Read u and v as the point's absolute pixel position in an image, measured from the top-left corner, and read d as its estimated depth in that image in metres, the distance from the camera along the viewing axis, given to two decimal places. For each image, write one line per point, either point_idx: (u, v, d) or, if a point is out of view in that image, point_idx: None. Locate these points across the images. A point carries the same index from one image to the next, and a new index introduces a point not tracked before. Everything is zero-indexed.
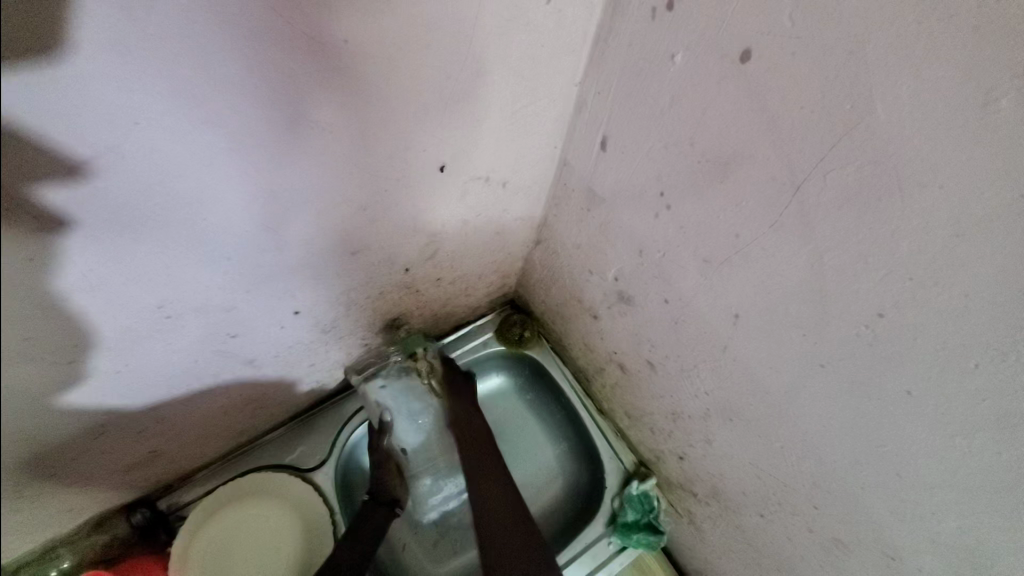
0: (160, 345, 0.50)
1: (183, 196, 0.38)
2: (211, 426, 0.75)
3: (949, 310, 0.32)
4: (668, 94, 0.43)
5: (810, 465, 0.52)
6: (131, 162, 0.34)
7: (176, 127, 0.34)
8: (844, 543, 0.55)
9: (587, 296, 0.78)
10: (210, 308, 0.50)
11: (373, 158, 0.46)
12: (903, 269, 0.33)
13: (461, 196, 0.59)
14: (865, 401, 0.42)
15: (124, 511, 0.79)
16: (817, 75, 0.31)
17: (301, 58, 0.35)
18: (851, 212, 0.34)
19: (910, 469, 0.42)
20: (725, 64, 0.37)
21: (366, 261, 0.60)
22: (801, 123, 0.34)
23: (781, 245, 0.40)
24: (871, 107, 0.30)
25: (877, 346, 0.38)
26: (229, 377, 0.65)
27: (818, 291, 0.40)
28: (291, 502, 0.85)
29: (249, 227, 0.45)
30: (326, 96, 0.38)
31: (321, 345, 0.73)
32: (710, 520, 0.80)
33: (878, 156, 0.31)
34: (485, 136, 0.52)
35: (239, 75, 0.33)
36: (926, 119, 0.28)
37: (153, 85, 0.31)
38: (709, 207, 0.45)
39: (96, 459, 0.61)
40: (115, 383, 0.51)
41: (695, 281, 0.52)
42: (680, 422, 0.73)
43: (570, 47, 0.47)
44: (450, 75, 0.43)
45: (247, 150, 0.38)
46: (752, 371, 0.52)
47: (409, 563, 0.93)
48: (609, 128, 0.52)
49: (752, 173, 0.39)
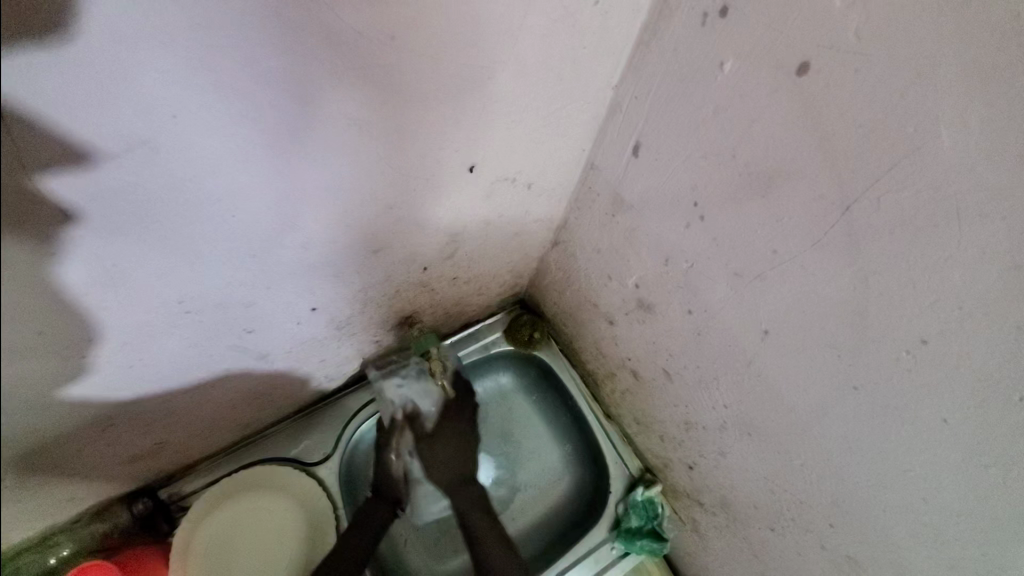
0: (177, 339, 0.49)
1: (214, 191, 0.37)
2: (218, 418, 0.74)
3: (999, 341, 0.31)
4: (712, 104, 0.42)
5: (829, 485, 0.52)
6: (164, 155, 0.33)
7: (213, 121, 0.33)
8: (858, 563, 0.54)
9: (604, 301, 0.77)
10: (230, 304, 0.49)
11: (405, 156, 0.45)
12: (954, 298, 0.32)
13: (486, 197, 0.58)
14: (898, 426, 0.41)
15: (125, 501, 0.77)
16: (880, 94, 0.30)
17: (342, 53, 0.33)
18: (902, 236, 0.33)
19: (938, 496, 0.41)
20: (780, 77, 0.35)
21: (386, 259, 0.59)
22: (858, 143, 0.33)
23: (822, 266, 0.40)
24: (938, 132, 0.29)
25: (915, 372, 0.37)
26: (241, 372, 0.63)
27: (857, 313, 0.39)
28: (293, 496, 0.84)
29: (277, 224, 0.43)
30: (363, 93, 0.37)
31: (332, 341, 0.72)
32: (716, 530, 0.80)
33: (940, 182, 0.30)
34: (517, 138, 0.51)
35: (280, 70, 0.32)
36: (998, 148, 0.27)
37: (193, 77, 0.30)
38: (746, 222, 0.44)
39: (101, 450, 0.60)
40: (127, 377, 0.50)
41: (723, 294, 0.52)
42: (692, 432, 0.73)
43: (610, 49, 0.45)
44: (489, 75, 0.41)
45: (282, 147, 0.37)
46: (777, 388, 0.52)
47: (410, 559, 0.93)
48: (644, 134, 0.50)
49: (798, 190, 0.38)
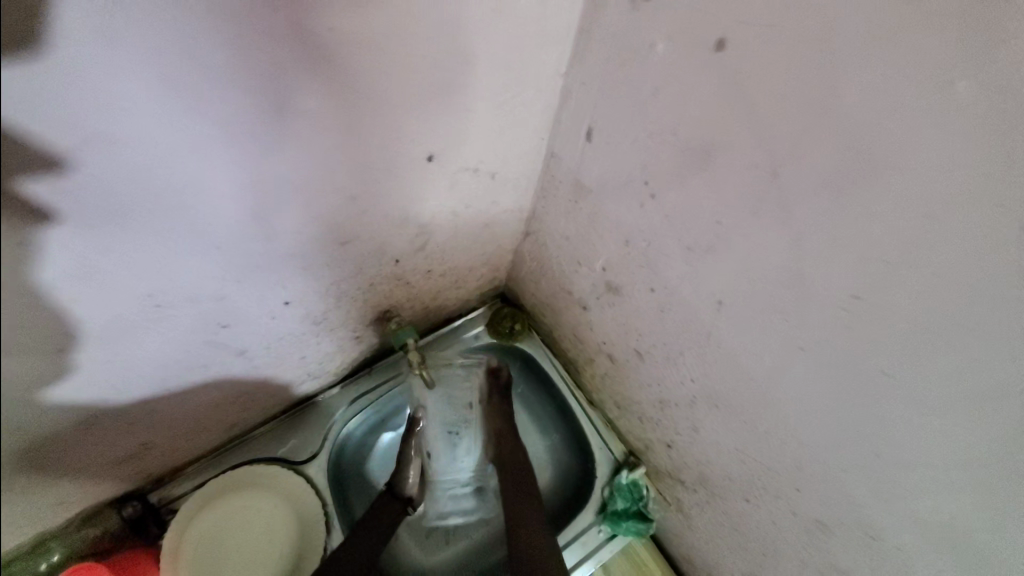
0: (151, 336, 0.51)
1: (174, 184, 0.39)
2: (203, 419, 0.75)
3: (920, 289, 0.33)
4: (650, 84, 0.44)
5: (792, 448, 0.54)
6: (120, 148, 0.34)
7: (167, 113, 0.34)
8: (825, 525, 0.56)
9: (576, 288, 0.79)
10: (201, 297, 0.51)
11: (362, 147, 0.47)
12: (876, 252, 0.34)
13: (450, 187, 0.60)
14: (842, 382, 0.43)
15: (115, 504, 0.78)
16: (789, 62, 0.33)
17: (289, 46, 0.35)
18: (825, 196, 0.35)
19: (886, 448, 0.43)
20: (704, 54, 0.38)
21: (356, 251, 0.60)
22: (775, 110, 0.35)
23: (761, 232, 0.42)
24: (840, 94, 0.31)
25: (851, 327, 0.39)
26: (220, 368, 0.65)
27: (796, 275, 0.41)
28: (281, 494, 0.85)
29: (240, 216, 0.45)
30: (315, 84, 0.39)
31: (311, 337, 0.74)
32: (698, 507, 0.82)
33: (850, 141, 0.32)
34: (473, 126, 0.53)
35: (228, 62, 0.34)
36: (889, 105, 0.29)
37: (143, 71, 0.32)
38: (691, 195, 0.46)
39: (86, 450, 0.61)
40: (106, 375, 0.51)
41: (680, 269, 0.54)
42: (667, 410, 0.75)
43: (554, 37, 0.48)
44: (436, 64, 0.44)
45: (239, 138, 0.39)
46: (735, 357, 0.54)
47: (402, 553, 0.94)
48: (595, 118, 0.53)
49: (731, 161, 0.40)
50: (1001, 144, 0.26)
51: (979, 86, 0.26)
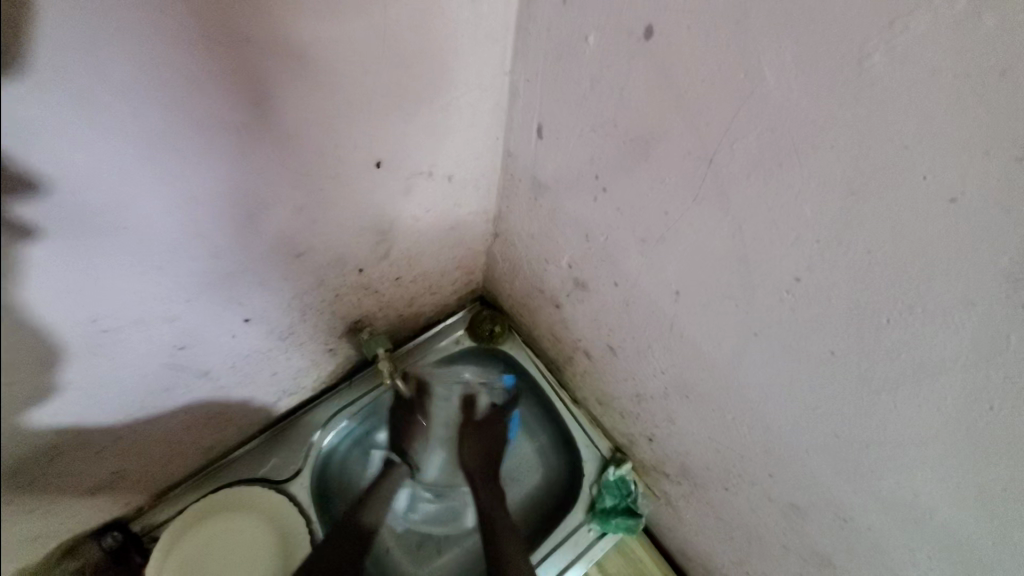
0: (101, 361, 0.50)
1: (105, 205, 0.38)
2: (175, 444, 0.74)
3: (856, 266, 0.33)
4: (588, 77, 0.44)
5: (760, 434, 0.54)
6: (45, 174, 0.33)
7: (83, 135, 0.33)
8: (800, 509, 0.55)
9: (547, 286, 0.78)
10: (149, 319, 0.50)
11: (304, 156, 0.46)
12: (811, 232, 0.34)
13: (406, 193, 0.59)
14: (798, 365, 0.43)
15: (94, 536, 0.76)
16: (711, 46, 0.32)
17: (207, 58, 0.35)
18: (758, 179, 0.35)
19: (846, 429, 0.43)
20: (632, 43, 0.38)
21: (314, 263, 0.60)
22: (703, 95, 0.35)
23: (705, 219, 0.41)
24: (761, 74, 0.31)
25: (798, 310, 0.39)
26: (185, 390, 0.64)
27: (742, 261, 0.41)
28: (262, 512, 0.85)
29: (178, 233, 0.44)
30: (244, 97, 0.38)
31: (280, 352, 0.73)
32: (683, 498, 0.81)
33: (774, 122, 0.32)
34: (420, 131, 0.52)
35: (140, 77, 0.33)
36: (811, 81, 0.29)
37: (54, 92, 0.31)
38: (638, 186, 0.46)
39: (56, 484, 0.60)
40: (61, 405, 0.50)
41: (637, 261, 0.53)
42: (644, 403, 0.74)
43: (493, 35, 0.47)
44: (370, 69, 0.43)
45: (164, 156, 0.38)
46: (698, 346, 0.54)
47: (393, 564, 0.94)
48: (542, 115, 0.52)
49: (670, 149, 0.40)
50: (916, 117, 0.26)
51: (891, 59, 0.25)
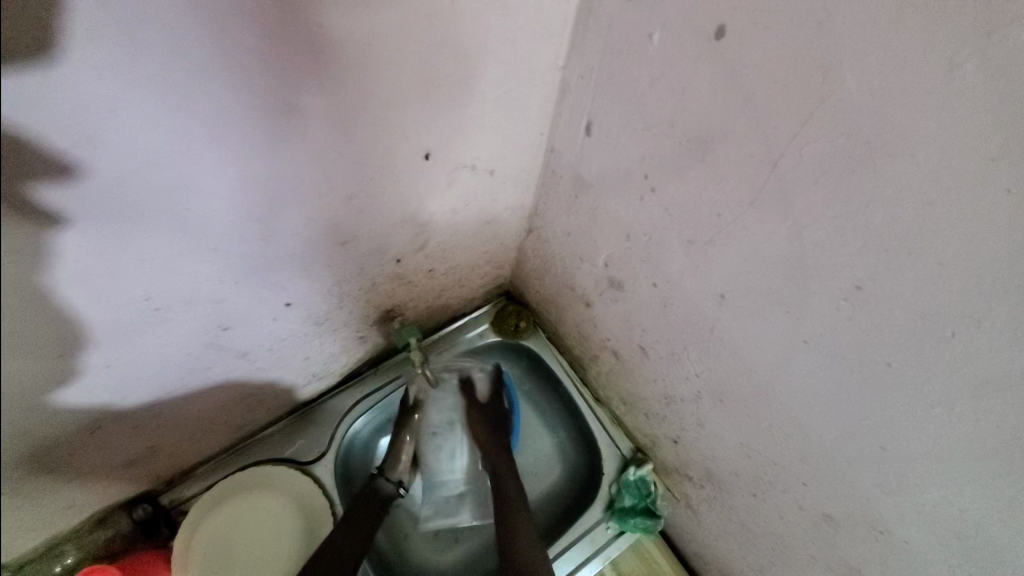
0: (151, 339, 0.51)
1: (167, 185, 0.39)
2: (209, 422, 0.76)
3: (924, 278, 0.33)
4: (647, 75, 0.43)
5: (798, 442, 0.53)
6: (111, 150, 0.34)
7: (152, 114, 0.34)
8: (833, 520, 0.55)
9: (579, 284, 0.78)
10: (199, 299, 0.51)
11: (356, 145, 0.46)
12: (879, 241, 0.34)
13: (449, 185, 0.60)
14: (848, 375, 0.42)
15: (125, 507, 0.78)
16: (789, 47, 0.32)
17: (278, 45, 0.35)
18: (826, 185, 0.35)
19: (893, 441, 0.42)
20: (701, 42, 0.37)
21: (355, 251, 0.60)
22: (773, 98, 0.34)
23: (762, 224, 0.41)
24: (841, 78, 0.30)
25: (855, 319, 0.39)
26: (223, 370, 0.65)
27: (798, 267, 0.40)
28: (290, 493, 0.86)
29: (235, 217, 0.45)
30: (309, 84, 0.39)
31: (315, 337, 0.74)
32: (705, 502, 0.81)
33: (850, 128, 0.31)
34: (470, 123, 0.52)
35: (214, 62, 0.34)
36: (893, 87, 0.28)
37: (130, 72, 0.31)
38: (690, 187, 0.46)
39: (96, 454, 0.62)
40: (110, 377, 0.52)
41: (681, 262, 0.53)
42: (672, 406, 0.74)
43: (551, 30, 0.47)
44: (429, 60, 0.43)
45: (228, 140, 0.39)
46: (739, 351, 0.53)
47: (410, 552, 0.95)
48: (593, 112, 0.52)
49: (730, 152, 0.40)
50: (1006, 128, 0.25)
51: (984, 69, 0.25)
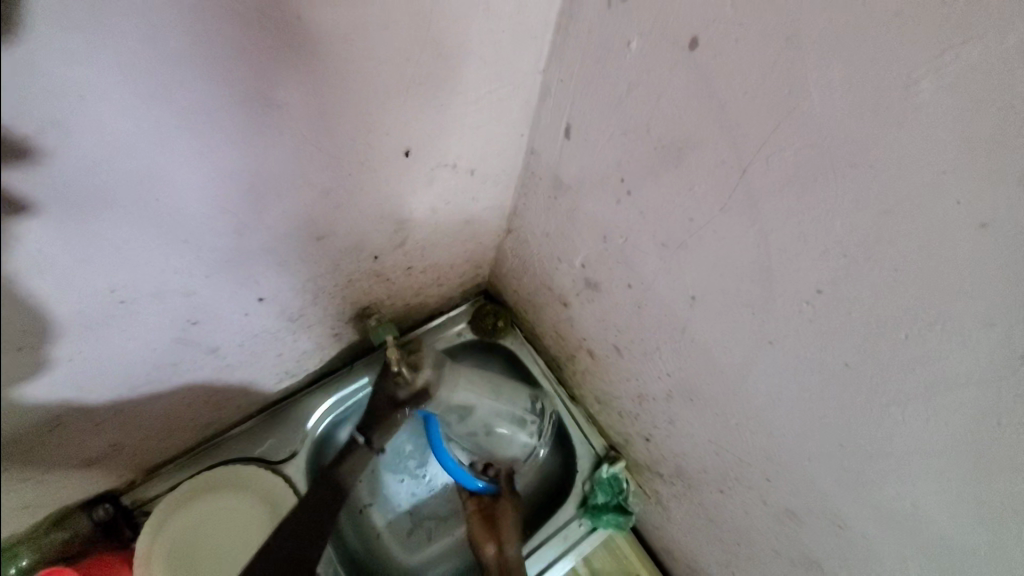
0: (115, 332, 0.49)
1: (135, 175, 0.38)
2: (176, 419, 0.74)
3: (880, 283, 0.34)
4: (625, 81, 0.44)
5: (763, 440, 0.55)
6: (76, 137, 0.33)
7: (125, 102, 0.33)
8: (795, 514, 0.57)
9: (556, 285, 0.79)
10: (167, 292, 0.50)
11: (335, 139, 0.46)
12: (839, 247, 0.35)
13: (429, 182, 0.60)
14: (809, 376, 0.44)
15: (85, 507, 0.76)
16: (760, 59, 0.33)
17: (256, 35, 0.34)
18: (792, 194, 0.36)
19: (851, 439, 0.44)
20: (677, 50, 0.38)
21: (332, 247, 0.60)
22: (744, 108, 0.36)
23: (732, 228, 0.42)
24: (807, 92, 0.32)
25: (817, 322, 0.40)
26: (191, 366, 0.64)
27: (764, 271, 0.42)
28: (259, 494, 0.84)
29: (207, 209, 0.44)
30: (288, 77, 0.38)
31: (288, 334, 0.73)
32: (676, 499, 0.83)
33: (814, 140, 0.33)
34: (452, 120, 0.53)
35: (190, 50, 0.33)
36: (854, 101, 0.30)
37: (101, 58, 0.31)
38: (664, 191, 0.47)
39: (54, 452, 0.59)
40: (72, 370, 0.50)
41: (655, 265, 0.54)
42: (645, 405, 0.76)
43: (532, 33, 0.48)
44: (411, 57, 0.43)
45: (203, 131, 0.38)
46: (709, 351, 0.55)
47: (382, 551, 0.94)
48: (572, 115, 0.53)
49: (704, 158, 0.41)
50: (955, 142, 0.27)
51: (937, 88, 0.26)
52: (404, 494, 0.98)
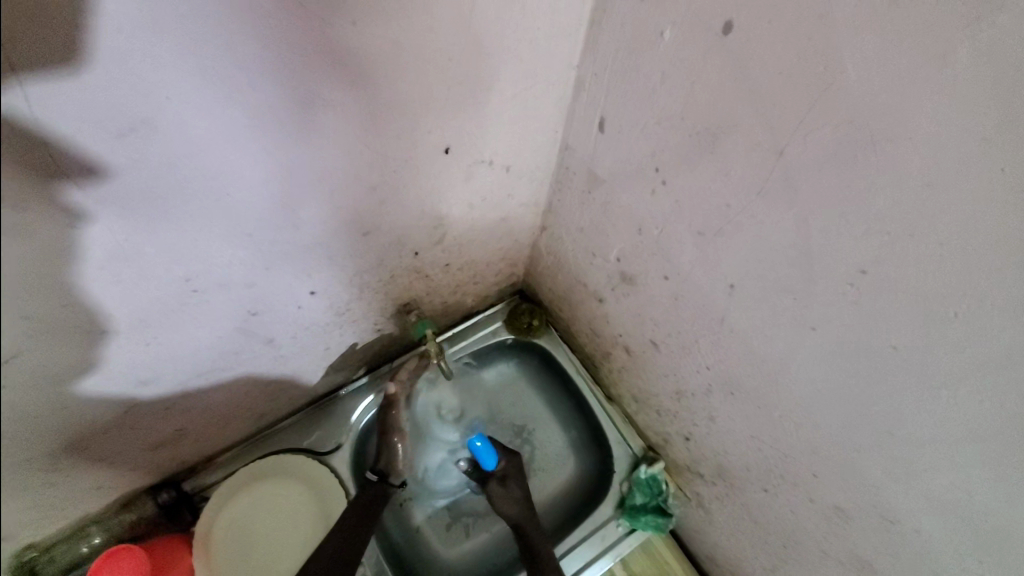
0: (187, 319, 0.54)
1: (210, 169, 0.42)
2: (234, 408, 0.79)
3: (925, 260, 0.34)
4: (658, 72, 0.46)
5: (808, 433, 0.54)
6: (162, 134, 0.37)
7: (205, 103, 0.37)
8: (844, 512, 0.55)
9: (591, 281, 0.80)
10: (232, 283, 0.54)
11: (383, 139, 0.50)
12: (881, 224, 0.35)
13: (468, 179, 0.62)
14: (855, 360, 0.43)
15: (151, 491, 0.82)
16: (792, 39, 0.34)
17: (311, 39, 0.37)
18: (830, 171, 0.36)
19: (901, 427, 0.43)
20: (709, 37, 0.39)
21: (376, 242, 0.63)
22: (779, 88, 0.36)
23: (769, 212, 0.43)
24: (842, 68, 0.32)
25: (860, 304, 0.40)
26: (251, 356, 0.69)
27: (805, 253, 0.42)
28: (306, 482, 0.88)
29: (269, 202, 0.48)
30: (340, 80, 0.42)
31: (336, 327, 0.77)
32: (717, 500, 0.81)
33: (850, 115, 0.33)
34: (489, 119, 0.55)
35: (258, 55, 0.37)
36: (893, 72, 0.30)
37: (186, 63, 0.34)
38: (699, 178, 0.47)
39: (124, 436, 0.64)
40: (147, 356, 0.55)
41: (692, 254, 0.55)
42: (683, 401, 0.75)
43: (566, 30, 0.50)
44: (453, 58, 0.46)
45: (268, 129, 0.42)
46: (748, 340, 0.54)
47: (421, 545, 0.96)
48: (606, 108, 0.55)
49: (738, 142, 0.41)
50: (996, 109, 0.27)
51: (974, 55, 0.26)
52: (443, 491, 1.00)
